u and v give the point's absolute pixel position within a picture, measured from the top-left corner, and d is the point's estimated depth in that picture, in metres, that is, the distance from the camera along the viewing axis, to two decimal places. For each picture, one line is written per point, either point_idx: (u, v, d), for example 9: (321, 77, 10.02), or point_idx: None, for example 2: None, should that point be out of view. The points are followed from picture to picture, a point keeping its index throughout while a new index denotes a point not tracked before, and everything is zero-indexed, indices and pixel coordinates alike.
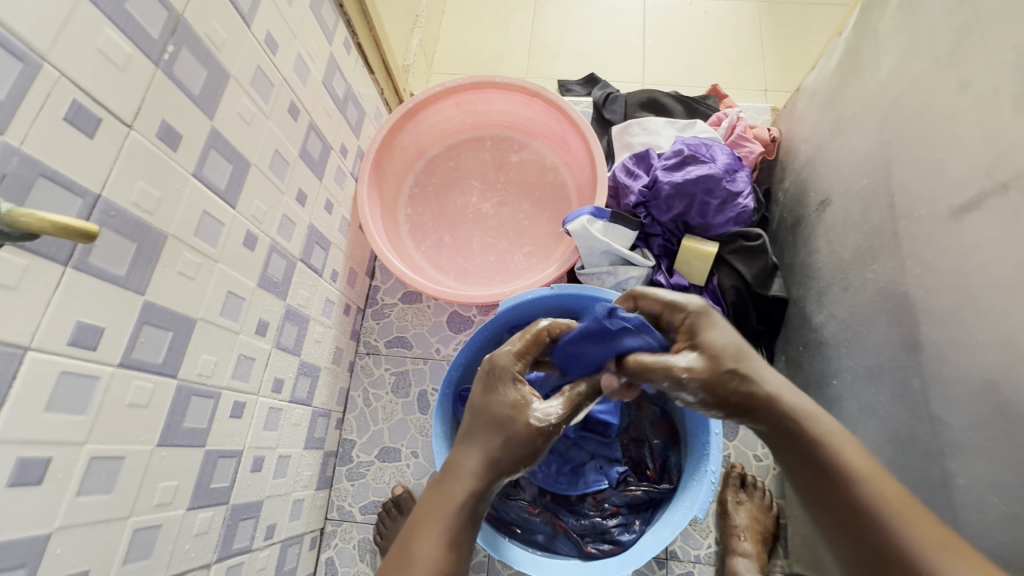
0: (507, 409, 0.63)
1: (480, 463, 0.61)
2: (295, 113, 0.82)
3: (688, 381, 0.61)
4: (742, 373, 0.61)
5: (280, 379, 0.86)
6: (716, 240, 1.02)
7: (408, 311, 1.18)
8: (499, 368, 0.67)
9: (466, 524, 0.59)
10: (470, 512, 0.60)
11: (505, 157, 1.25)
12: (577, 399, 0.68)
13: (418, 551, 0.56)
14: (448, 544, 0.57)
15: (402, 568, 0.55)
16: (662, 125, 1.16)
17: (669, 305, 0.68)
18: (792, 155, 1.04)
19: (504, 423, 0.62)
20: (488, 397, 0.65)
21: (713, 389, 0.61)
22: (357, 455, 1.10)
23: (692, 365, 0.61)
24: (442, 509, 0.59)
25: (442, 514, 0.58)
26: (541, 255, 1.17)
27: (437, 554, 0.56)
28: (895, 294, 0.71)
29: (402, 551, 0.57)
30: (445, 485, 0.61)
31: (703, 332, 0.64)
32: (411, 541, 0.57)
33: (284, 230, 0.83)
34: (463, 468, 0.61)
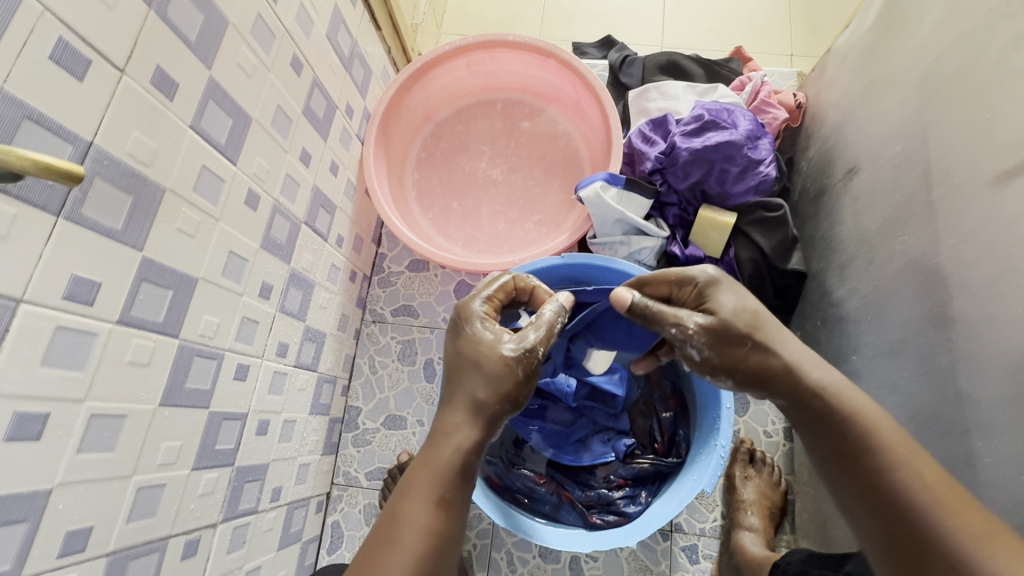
0: (481, 349, 0.61)
1: (478, 425, 0.60)
2: (298, 68, 0.79)
3: (693, 338, 0.61)
4: (758, 341, 0.59)
5: (285, 344, 0.85)
6: (735, 211, 0.98)
7: (415, 279, 1.16)
8: (469, 310, 0.65)
9: (456, 484, 0.57)
10: (460, 469, 0.58)
11: (516, 122, 1.20)
12: (552, 320, 0.66)
13: (407, 509, 0.54)
14: (438, 503, 0.55)
15: (392, 526, 0.54)
16: (681, 89, 1.11)
17: (677, 279, 0.66)
18: (818, 121, 0.99)
19: (487, 367, 0.60)
20: (461, 337, 0.63)
21: (719, 349, 0.60)
22: (363, 422, 1.10)
23: (701, 323, 0.61)
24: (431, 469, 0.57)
25: (429, 472, 0.57)
26: (551, 224, 1.13)
27: (427, 511, 0.55)
28: (925, 266, 0.68)
29: (391, 509, 0.55)
30: (434, 445, 0.59)
31: (713, 299, 0.62)
32: (401, 499, 0.56)
33: (288, 190, 0.80)
34: (454, 429, 0.59)
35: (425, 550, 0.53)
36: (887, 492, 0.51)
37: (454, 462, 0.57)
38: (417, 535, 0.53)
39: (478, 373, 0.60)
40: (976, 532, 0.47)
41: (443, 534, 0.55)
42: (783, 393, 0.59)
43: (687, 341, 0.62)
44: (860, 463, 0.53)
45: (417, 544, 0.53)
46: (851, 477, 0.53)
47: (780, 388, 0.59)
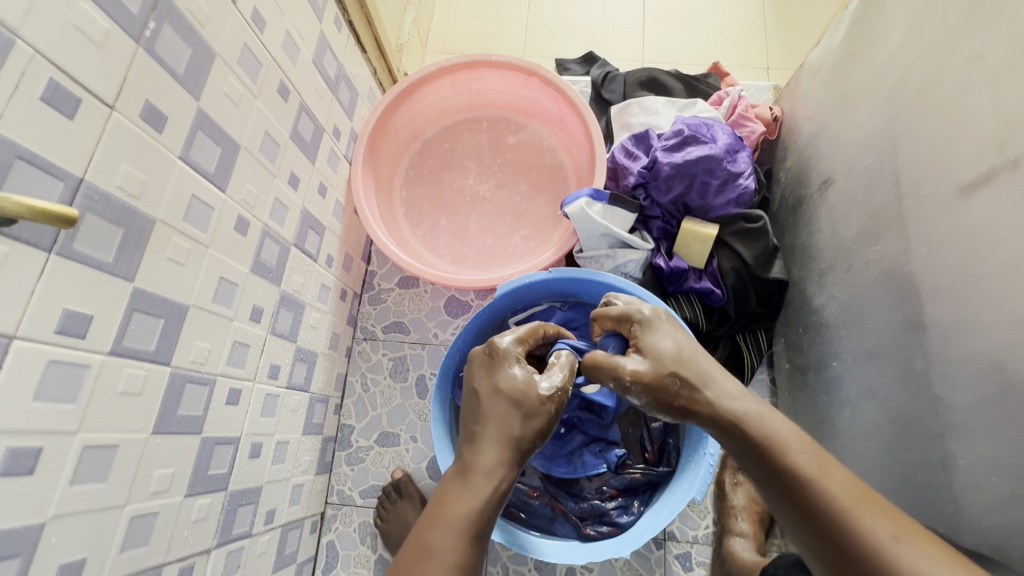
0: (519, 386, 0.60)
1: (501, 442, 0.57)
2: (285, 94, 0.80)
3: (632, 389, 0.63)
4: (686, 377, 0.61)
5: (276, 366, 0.85)
6: (716, 222, 1.00)
7: (405, 296, 1.17)
8: (502, 347, 0.65)
9: (485, 517, 0.54)
10: (491, 503, 0.54)
11: (503, 139, 1.23)
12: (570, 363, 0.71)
13: (434, 542, 0.51)
14: (467, 535, 0.52)
15: (419, 560, 0.50)
16: (661, 104, 1.14)
17: (620, 318, 0.71)
18: (794, 134, 1.02)
19: (521, 401, 0.59)
20: (497, 374, 0.62)
21: (655, 394, 0.62)
22: (356, 440, 1.10)
23: (636, 374, 0.63)
24: (458, 498, 0.54)
25: (467, 497, 0.54)
26: (539, 238, 1.15)
27: (457, 544, 0.51)
28: (899, 275, 0.70)
29: (414, 543, 0.51)
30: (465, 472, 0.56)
31: (645, 337, 0.66)
32: (425, 531, 0.52)
33: (277, 214, 0.81)
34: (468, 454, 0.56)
35: None
36: (811, 506, 0.50)
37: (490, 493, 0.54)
38: (447, 570, 0.49)
39: (513, 403, 0.59)
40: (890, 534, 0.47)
41: (470, 568, 0.51)
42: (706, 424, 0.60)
43: (628, 390, 0.64)
44: (781, 479, 0.53)
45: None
46: (774, 493, 0.53)
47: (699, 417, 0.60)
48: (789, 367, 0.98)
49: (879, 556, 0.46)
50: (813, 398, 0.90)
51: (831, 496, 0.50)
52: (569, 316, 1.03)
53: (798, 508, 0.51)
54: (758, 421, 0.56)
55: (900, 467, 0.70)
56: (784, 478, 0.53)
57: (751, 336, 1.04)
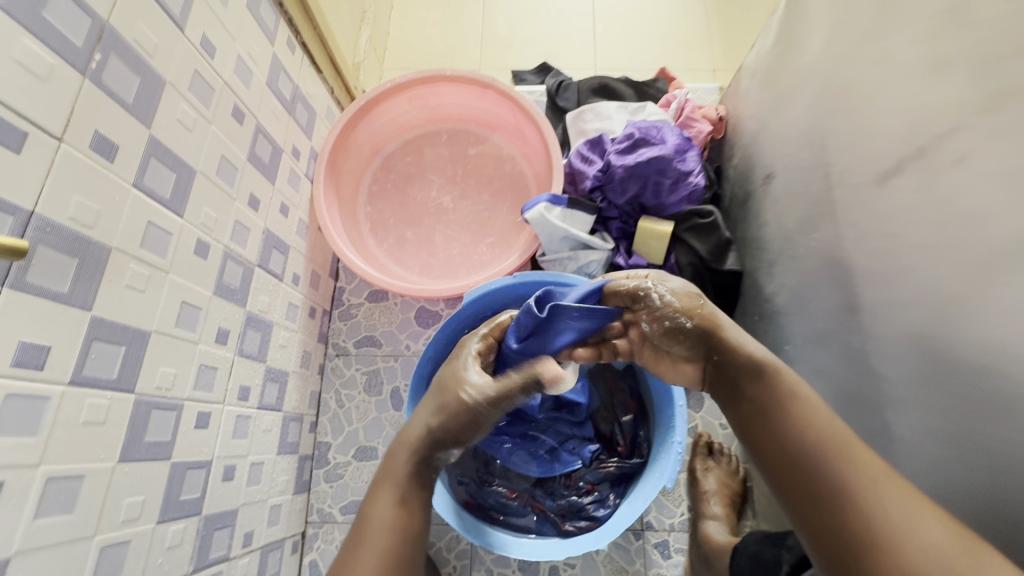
0: (454, 382, 0.69)
1: (422, 432, 0.66)
2: (240, 117, 0.81)
3: (655, 289, 0.71)
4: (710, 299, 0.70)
5: (245, 387, 0.85)
6: (671, 219, 1.05)
7: (375, 310, 1.18)
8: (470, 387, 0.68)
9: (415, 484, 0.64)
10: (418, 471, 0.65)
11: (463, 150, 1.25)
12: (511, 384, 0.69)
13: (372, 515, 0.61)
14: (399, 502, 0.62)
15: (362, 532, 0.60)
16: (614, 109, 1.19)
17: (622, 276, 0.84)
18: (738, 131, 1.07)
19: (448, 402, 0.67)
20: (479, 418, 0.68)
21: (683, 301, 0.69)
22: (334, 457, 1.10)
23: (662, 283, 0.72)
24: (390, 473, 0.64)
25: (400, 476, 0.64)
26: (504, 245, 1.17)
27: (390, 509, 0.61)
28: (835, 259, 0.75)
29: (361, 517, 0.62)
30: (395, 452, 0.66)
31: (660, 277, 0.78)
32: (369, 504, 0.62)
33: (238, 235, 0.82)
34: (410, 439, 0.66)
35: (389, 546, 0.59)
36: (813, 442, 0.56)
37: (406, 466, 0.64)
38: (382, 534, 0.59)
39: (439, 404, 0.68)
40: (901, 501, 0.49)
41: (406, 528, 0.61)
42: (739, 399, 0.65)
43: (646, 295, 0.72)
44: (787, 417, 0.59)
45: (384, 542, 0.59)
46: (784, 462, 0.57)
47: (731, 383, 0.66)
48: None
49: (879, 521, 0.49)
50: None
51: (845, 462, 0.53)
52: None
53: (807, 474, 0.55)
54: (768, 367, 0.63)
55: None
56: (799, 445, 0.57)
57: None
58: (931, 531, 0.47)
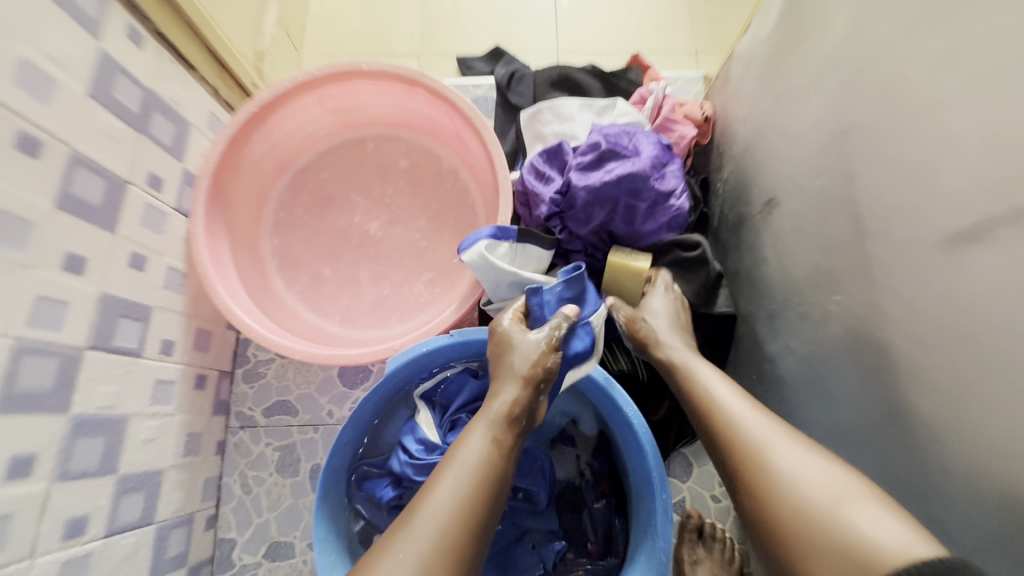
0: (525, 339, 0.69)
1: (523, 381, 0.65)
2: (33, 148, 0.57)
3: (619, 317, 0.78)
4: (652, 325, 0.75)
5: (79, 516, 0.63)
6: (648, 251, 0.84)
7: (288, 367, 0.95)
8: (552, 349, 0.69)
9: (509, 427, 0.62)
10: (512, 417, 0.63)
11: (393, 162, 1.01)
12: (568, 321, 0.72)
13: (461, 450, 0.59)
14: (493, 441, 0.60)
15: (442, 468, 0.58)
16: (577, 108, 0.96)
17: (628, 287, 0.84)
18: (728, 137, 0.86)
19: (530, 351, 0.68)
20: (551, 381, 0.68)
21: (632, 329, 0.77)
22: (239, 558, 0.88)
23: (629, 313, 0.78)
24: (485, 412, 0.63)
25: (488, 419, 0.62)
26: (445, 283, 0.95)
27: (484, 445, 0.60)
28: (864, 334, 0.54)
29: (449, 454, 0.60)
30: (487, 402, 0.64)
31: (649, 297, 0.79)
32: (458, 442, 0.61)
33: (44, 315, 0.58)
34: (499, 389, 0.65)
35: (479, 480, 0.56)
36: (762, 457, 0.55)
37: (508, 408, 0.63)
38: (472, 468, 0.57)
39: (518, 350, 0.68)
40: (834, 490, 0.50)
41: (500, 470, 0.59)
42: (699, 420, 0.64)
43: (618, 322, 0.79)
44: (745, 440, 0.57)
45: (466, 479, 0.56)
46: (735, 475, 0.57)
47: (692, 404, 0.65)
48: None
49: (823, 515, 0.49)
50: None
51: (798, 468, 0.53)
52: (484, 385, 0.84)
53: (753, 479, 0.55)
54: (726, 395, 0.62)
55: None
56: (752, 459, 0.56)
57: None
58: (882, 521, 0.47)
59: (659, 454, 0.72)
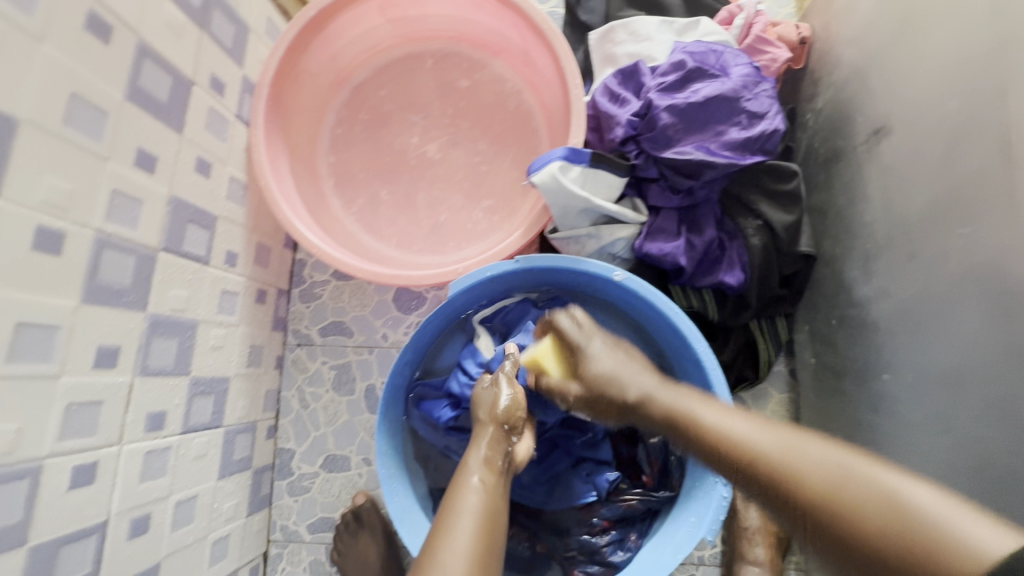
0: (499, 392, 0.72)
1: (496, 430, 0.69)
2: (103, 34, 0.54)
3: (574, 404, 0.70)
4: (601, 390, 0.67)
5: (158, 412, 0.65)
6: (741, 177, 0.78)
7: (344, 289, 0.95)
8: (514, 394, 0.72)
9: (495, 474, 0.66)
10: (495, 470, 0.67)
11: (452, 80, 0.96)
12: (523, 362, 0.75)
13: (458, 502, 0.62)
14: (480, 491, 0.63)
15: (445, 519, 0.61)
16: (654, 26, 0.88)
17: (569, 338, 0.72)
18: (830, 60, 0.78)
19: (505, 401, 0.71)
20: (517, 425, 0.72)
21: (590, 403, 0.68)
22: (298, 467, 0.92)
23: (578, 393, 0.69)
24: (469, 464, 0.66)
25: (475, 470, 0.65)
26: (505, 211, 0.92)
27: (476, 493, 0.63)
28: (996, 266, 0.51)
29: (445, 505, 0.63)
30: (466, 458, 0.68)
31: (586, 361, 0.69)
32: (452, 494, 0.64)
33: (120, 212, 0.57)
34: (482, 438, 0.69)
35: (478, 527, 0.59)
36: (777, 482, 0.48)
37: (489, 459, 0.67)
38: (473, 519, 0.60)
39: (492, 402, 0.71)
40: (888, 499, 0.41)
41: (495, 511, 0.62)
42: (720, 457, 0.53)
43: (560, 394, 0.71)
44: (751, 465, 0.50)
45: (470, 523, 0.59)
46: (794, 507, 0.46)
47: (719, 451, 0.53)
48: (815, 363, 0.80)
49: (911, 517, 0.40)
50: (851, 402, 0.72)
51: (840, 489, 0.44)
52: (546, 315, 0.83)
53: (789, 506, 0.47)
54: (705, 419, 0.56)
55: None
56: (822, 490, 0.45)
57: (766, 322, 0.84)
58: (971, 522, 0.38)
59: (726, 391, 0.71)
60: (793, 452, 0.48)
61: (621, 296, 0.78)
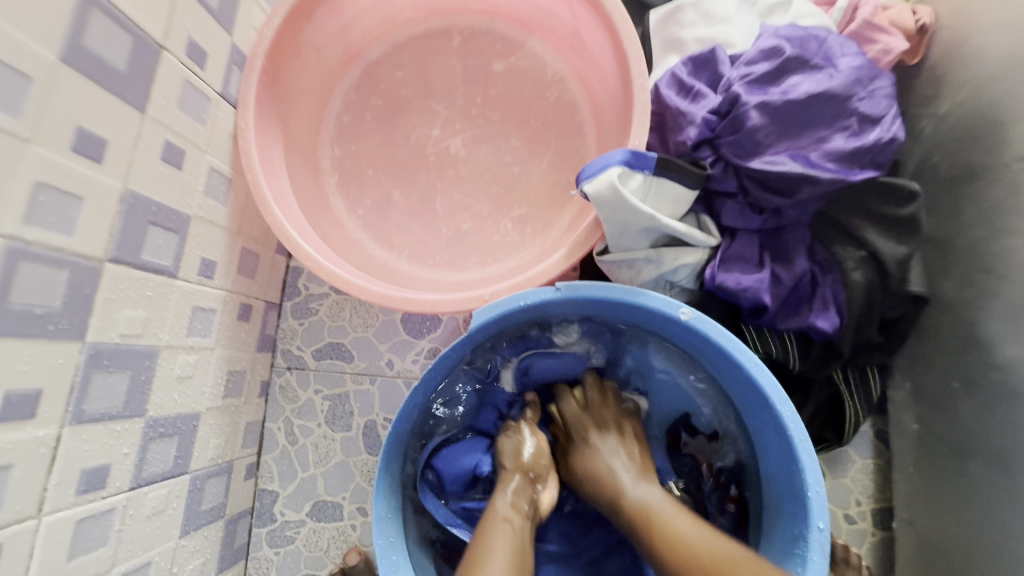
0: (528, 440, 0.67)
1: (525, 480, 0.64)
2: None
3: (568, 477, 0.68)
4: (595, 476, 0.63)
5: (99, 466, 0.51)
6: (841, 196, 0.62)
7: (344, 305, 0.81)
8: (537, 442, 0.67)
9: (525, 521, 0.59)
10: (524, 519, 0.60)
11: (483, 63, 0.81)
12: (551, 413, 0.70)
13: (485, 551, 0.54)
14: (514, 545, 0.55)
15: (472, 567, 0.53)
16: (733, 6, 0.72)
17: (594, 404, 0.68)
18: (964, 54, 0.62)
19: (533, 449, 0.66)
20: (544, 474, 0.66)
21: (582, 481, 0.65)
22: (281, 512, 0.78)
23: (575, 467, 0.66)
24: (495, 512, 0.59)
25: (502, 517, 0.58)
26: (539, 223, 0.77)
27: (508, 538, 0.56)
28: None
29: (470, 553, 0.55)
30: (491, 503, 0.61)
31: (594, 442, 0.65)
32: (478, 543, 0.56)
33: (47, 212, 0.43)
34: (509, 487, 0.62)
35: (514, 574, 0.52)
36: None
37: (518, 505, 0.61)
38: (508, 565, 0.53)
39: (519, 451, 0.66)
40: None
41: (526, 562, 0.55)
42: (650, 550, 0.56)
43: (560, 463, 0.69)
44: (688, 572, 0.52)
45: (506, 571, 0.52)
46: None
47: (653, 546, 0.55)
48: (918, 429, 0.65)
49: None
50: (975, 485, 0.57)
51: None
52: None
53: None
54: (656, 512, 0.57)
55: None
56: None
57: (856, 373, 0.68)
58: None
59: (818, 467, 0.56)
60: (725, 568, 0.51)
61: (687, 338, 0.63)
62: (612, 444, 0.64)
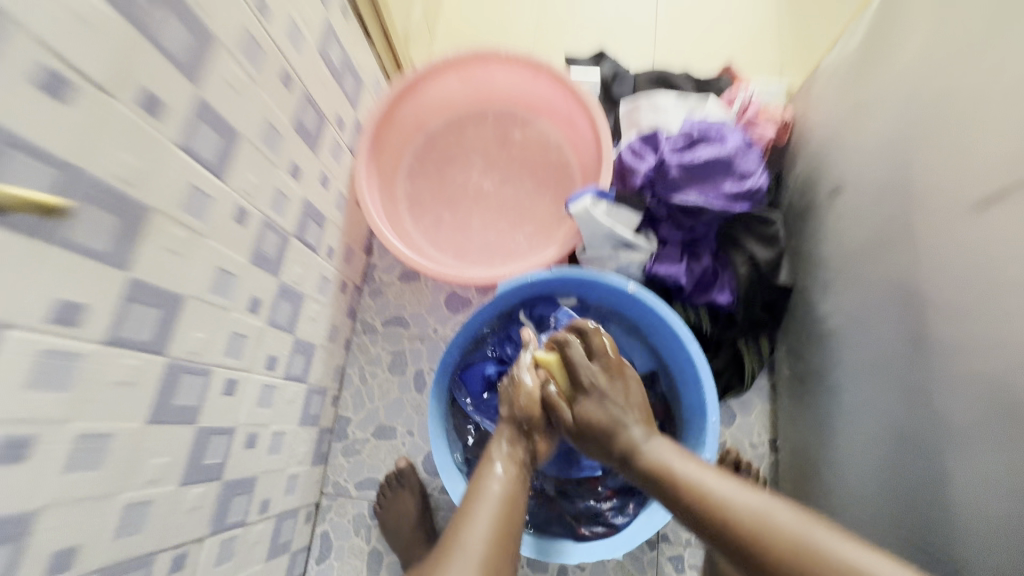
0: (524, 395, 0.82)
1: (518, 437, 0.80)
2: (288, 83, 0.79)
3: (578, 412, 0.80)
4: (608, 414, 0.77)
5: (274, 356, 0.86)
6: (734, 219, 0.98)
7: (406, 290, 1.17)
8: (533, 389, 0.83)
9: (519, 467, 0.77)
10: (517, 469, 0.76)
11: (508, 134, 1.21)
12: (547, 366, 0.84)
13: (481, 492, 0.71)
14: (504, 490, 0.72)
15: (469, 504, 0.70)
16: (671, 104, 1.13)
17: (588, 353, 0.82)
18: (806, 138, 1.00)
19: (526, 403, 0.81)
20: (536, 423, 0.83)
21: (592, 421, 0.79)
22: (353, 432, 1.11)
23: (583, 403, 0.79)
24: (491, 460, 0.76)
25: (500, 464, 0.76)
26: (541, 237, 1.14)
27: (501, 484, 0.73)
28: (904, 286, 0.69)
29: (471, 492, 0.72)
30: (489, 452, 0.78)
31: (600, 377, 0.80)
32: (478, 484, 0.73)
33: (277, 205, 0.81)
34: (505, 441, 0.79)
35: (501, 514, 0.69)
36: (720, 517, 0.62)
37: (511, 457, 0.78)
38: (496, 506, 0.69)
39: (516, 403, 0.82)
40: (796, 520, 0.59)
41: (514, 501, 0.72)
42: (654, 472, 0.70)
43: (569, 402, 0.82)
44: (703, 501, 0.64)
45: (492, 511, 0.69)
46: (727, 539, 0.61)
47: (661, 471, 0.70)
48: (789, 374, 0.98)
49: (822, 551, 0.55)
50: (817, 404, 0.89)
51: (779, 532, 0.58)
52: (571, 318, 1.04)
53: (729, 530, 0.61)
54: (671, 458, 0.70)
55: (900, 488, 0.68)
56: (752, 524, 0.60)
57: (753, 339, 1.03)
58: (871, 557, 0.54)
59: (713, 383, 0.90)
60: (740, 503, 0.62)
61: (636, 307, 0.99)
62: (616, 387, 0.79)
